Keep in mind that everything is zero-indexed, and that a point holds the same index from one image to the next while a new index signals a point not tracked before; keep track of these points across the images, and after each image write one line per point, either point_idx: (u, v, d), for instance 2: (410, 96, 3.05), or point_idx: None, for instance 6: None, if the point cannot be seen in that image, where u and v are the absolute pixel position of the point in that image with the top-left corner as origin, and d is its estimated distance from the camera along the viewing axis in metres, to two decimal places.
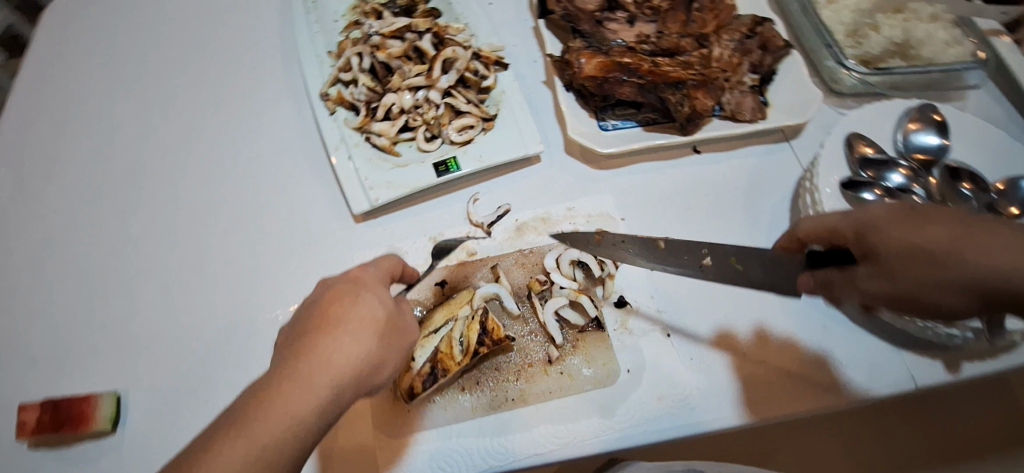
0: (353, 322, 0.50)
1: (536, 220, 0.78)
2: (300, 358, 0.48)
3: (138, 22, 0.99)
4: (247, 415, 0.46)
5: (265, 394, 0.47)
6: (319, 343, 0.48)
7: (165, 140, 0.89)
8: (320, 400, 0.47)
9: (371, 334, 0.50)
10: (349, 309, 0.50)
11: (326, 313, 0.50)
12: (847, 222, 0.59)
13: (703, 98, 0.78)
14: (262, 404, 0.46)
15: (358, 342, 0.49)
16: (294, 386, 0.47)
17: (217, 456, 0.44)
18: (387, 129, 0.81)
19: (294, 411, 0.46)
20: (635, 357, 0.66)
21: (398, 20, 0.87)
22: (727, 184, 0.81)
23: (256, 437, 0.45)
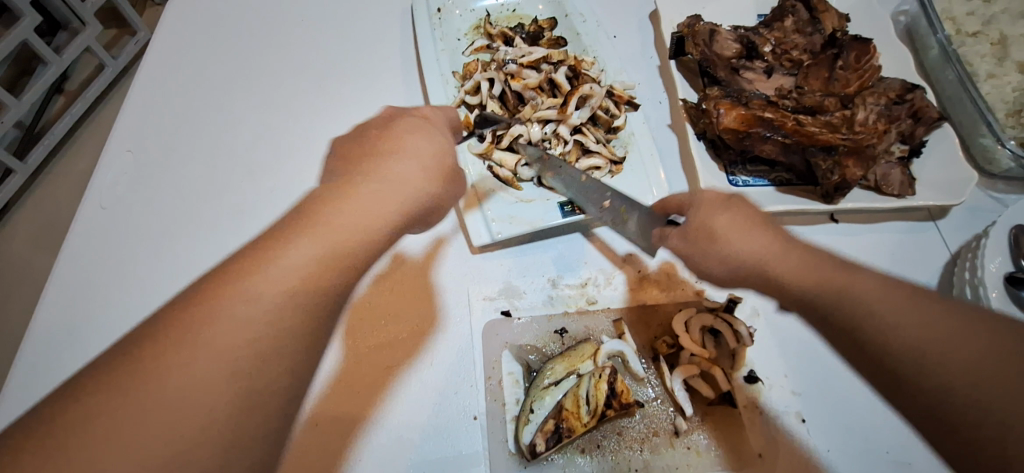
0: (405, 151, 0.60)
1: (661, 274, 0.73)
2: (350, 181, 0.57)
3: (259, 20, 0.99)
4: (282, 235, 0.52)
5: (302, 219, 0.53)
6: (366, 166, 0.59)
7: (281, 142, 0.88)
8: (332, 230, 0.53)
9: (418, 163, 0.60)
10: (410, 142, 0.61)
11: (382, 146, 0.60)
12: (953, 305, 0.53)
13: (853, 168, 0.73)
14: (292, 230, 0.52)
15: (404, 168, 0.59)
16: (331, 208, 0.54)
17: (257, 274, 0.49)
18: (509, 161, 0.78)
19: (329, 233, 0.53)
20: (768, 441, 0.62)
21: (535, 50, 0.84)
22: (868, 260, 0.75)
23: (286, 261, 0.50)
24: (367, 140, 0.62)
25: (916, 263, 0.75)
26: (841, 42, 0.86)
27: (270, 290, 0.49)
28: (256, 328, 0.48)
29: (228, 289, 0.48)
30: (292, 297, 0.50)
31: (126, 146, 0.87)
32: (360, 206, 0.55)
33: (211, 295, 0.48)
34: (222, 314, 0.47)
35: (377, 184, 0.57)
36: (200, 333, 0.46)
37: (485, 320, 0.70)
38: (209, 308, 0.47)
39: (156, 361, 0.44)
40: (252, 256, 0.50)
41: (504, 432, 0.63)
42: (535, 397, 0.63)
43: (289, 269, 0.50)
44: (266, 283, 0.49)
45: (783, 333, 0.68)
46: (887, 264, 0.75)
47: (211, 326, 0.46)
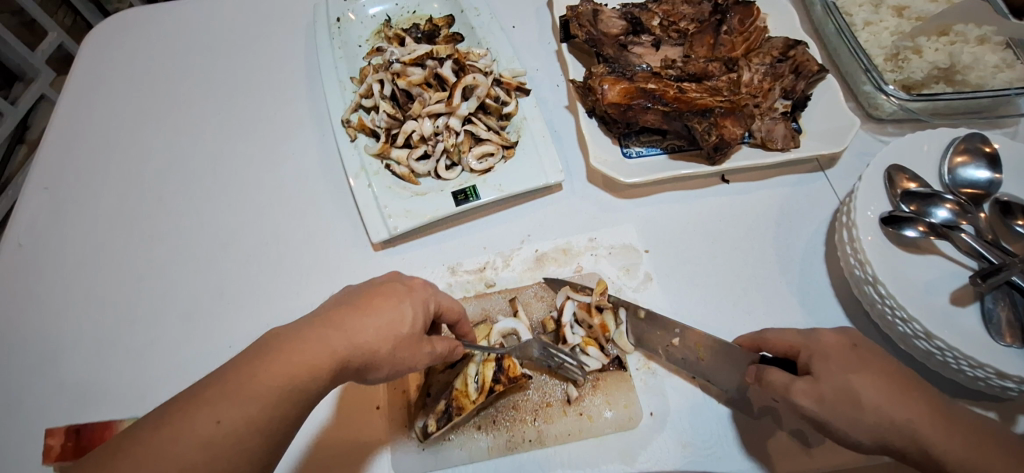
0: (387, 315, 0.52)
1: (559, 250, 0.76)
2: (354, 313, 0.52)
3: (169, 49, 1.02)
4: (249, 370, 0.48)
5: (299, 336, 0.50)
6: (350, 319, 0.52)
7: (193, 165, 0.90)
8: (308, 369, 0.49)
9: (391, 339, 0.52)
10: (395, 307, 0.53)
11: (369, 307, 0.53)
12: (801, 344, 0.57)
13: (731, 127, 0.74)
14: (260, 362, 0.49)
15: (376, 332, 0.51)
16: (297, 354, 0.49)
17: (242, 389, 0.47)
18: (405, 157, 0.80)
19: (285, 385, 0.48)
20: (659, 400, 0.64)
21: (419, 47, 0.87)
22: (760, 214, 0.77)
23: (242, 399, 0.47)
24: (365, 291, 0.55)
25: (807, 213, 0.76)
26: (723, 7, 0.87)
27: (230, 418, 0.46)
28: (225, 455, 0.46)
29: (187, 416, 0.46)
30: (244, 435, 0.46)
31: (44, 184, 0.90)
32: (328, 353, 0.50)
33: (176, 418, 0.46)
34: (180, 438, 0.45)
35: (349, 341, 0.51)
36: (153, 452, 0.45)
37: None
38: (197, 417, 0.46)
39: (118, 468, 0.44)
40: (230, 375, 0.48)
41: (403, 419, 0.64)
42: (431, 380, 0.65)
43: (245, 404, 0.47)
44: (223, 415, 0.46)
45: (675, 295, 0.71)
46: (778, 217, 0.76)
47: (218, 425, 0.46)
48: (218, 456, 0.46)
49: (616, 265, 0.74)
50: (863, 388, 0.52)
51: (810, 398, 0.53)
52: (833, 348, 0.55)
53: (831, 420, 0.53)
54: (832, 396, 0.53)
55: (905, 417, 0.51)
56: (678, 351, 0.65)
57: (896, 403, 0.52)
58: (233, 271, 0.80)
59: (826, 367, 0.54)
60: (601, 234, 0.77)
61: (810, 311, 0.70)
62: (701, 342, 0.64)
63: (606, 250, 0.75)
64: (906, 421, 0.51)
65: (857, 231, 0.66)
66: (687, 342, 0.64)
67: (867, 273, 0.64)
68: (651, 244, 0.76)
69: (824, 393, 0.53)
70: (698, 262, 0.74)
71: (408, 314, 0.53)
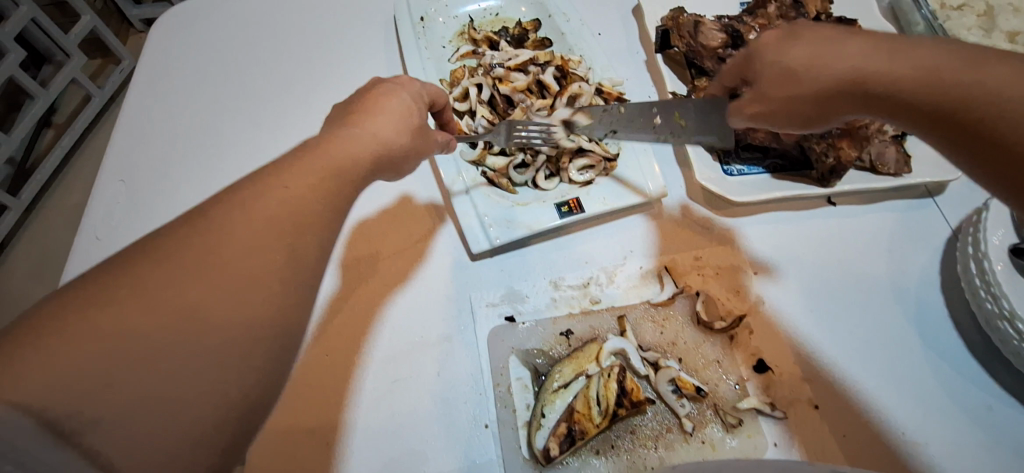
0: (389, 107, 0.51)
1: (665, 267, 0.74)
2: (355, 113, 0.50)
3: (242, 40, 0.99)
4: (296, 155, 0.44)
5: (311, 140, 0.46)
6: (357, 118, 0.49)
7: (272, 161, 0.87)
8: (355, 154, 0.46)
9: (404, 127, 0.51)
10: (389, 105, 0.52)
11: (367, 106, 0.51)
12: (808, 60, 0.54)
13: (848, 149, 0.72)
14: (297, 158, 0.44)
15: (385, 124, 0.50)
16: (339, 140, 0.46)
17: (252, 198, 0.39)
18: (503, 165, 0.78)
19: (336, 149, 0.45)
20: (782, 430, 0.62)
21: (520, 52, 0.84)
22: (870, 240, 0.75)
23: (298, 177, 0.42)
24: (355, 98, 0.53)
25: (920, 240, 0.74)
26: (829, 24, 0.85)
27: (293, 188, 0.41)
28: (269, 244, 0.39)
29: (186, 239, 0.36)
30: (297, 216, 0.40)
31: (119, 174, 0.87)
32: (365, 145, 0.47)
33: (183, 245, 0.36)
34: (232, 235, 0.37)
35: (373, 131, 0.48)
36: (171, 260, 0.35)
37: (491, 328, 0.69)
38: (194, 231, 0.37)
39: (85, 317, 0.32)
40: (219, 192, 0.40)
41: (517, 440, 0.62)
42: (545, 401, 0.63)
43: (295, 184, 0.41)
44: (259, 205, 0.39)
45: (789, 321, 0.69)
46: (889, 243, 0.74)
47: (246, 223, 0.38)
48: (257, 250, 0.38)
49: (725, 286, 0.72)
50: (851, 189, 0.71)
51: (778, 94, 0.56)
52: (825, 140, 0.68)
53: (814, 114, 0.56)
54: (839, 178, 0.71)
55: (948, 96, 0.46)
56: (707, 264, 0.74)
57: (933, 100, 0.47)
58: None
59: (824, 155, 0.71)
60: (706, 253, 0.75)
61: (928, 344, 0.67)
62: (676, 112, 0.68)
63: (713, 270, 0.73)
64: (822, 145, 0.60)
65: (989, 262, 0.64)
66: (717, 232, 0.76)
67: (1001, 307, 0.62)
68: (760, 267, 0.73)
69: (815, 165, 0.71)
70: (808, 286, 0.72)
71: (407, 95, 0.54)
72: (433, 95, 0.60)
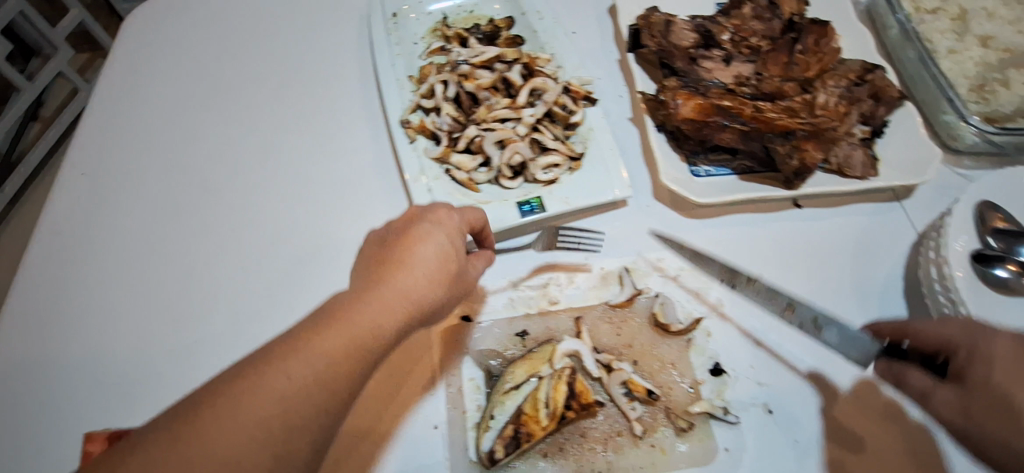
0: (419, 260, 0.56)
1: (625, 269, 0.73)
2: (383, 266, 0.56)
3: (215, 34, 0.98)
4: (331, 325, 0.51)
5: (346, 305, 0.53)
6: (388, 275, 0.55)
7: (238, 157, 0.87)
8: (370, 326, 0.52)
9: (427, 284, 0.55)
10: (418, 252, 0.56)
11: (399, 257, 0.56)
12: (960, 335, 0.54)
13: (813, 151, 0.72)
14: (335, 321, 0.52)
15: (417, 279, 0.55)
16: (370, 304, 0.53)
17: (310, 340, 0.49)
18: (467, 164, 0.77)
19: (347, 323, 0.51)
20: (735, 435, 0.61)
21: (486, 49, 0.84)
22: (834, 244, 0.74)
23: (317, 353, 0.49)
24: (394, 236, 0.58)
25: (886, 244, 0.73)
26: (799, 26, 0.85)
27: (301, 372, 0.48)
28: (300, 405, 0.47)
29: (277, 363, 0.48)
30: (322, 378, 0.49)
31: (83, 169, 0.86)
32: (389, 308, 0.53)
33: (260, 371, 0.47)
34: (269, 382, 0.47)
35: (399, 290, 0.54)
36: (223, 419, 0.45)
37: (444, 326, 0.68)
38: (272, 369, 0.48)
39: (178, 446, 0.44)
40: (321, 320, 0.52)
41: (465, 441, 0.61)
42: (495, 401, 0.62)
43: (315, 354, 0.49)
44: (305, 367, 0.48)
45: (750, 325, 0.68)
46: (854, 249, 0.73)
47: (290, 377, 0.47)
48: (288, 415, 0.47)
49: (686, 289, 0.71)
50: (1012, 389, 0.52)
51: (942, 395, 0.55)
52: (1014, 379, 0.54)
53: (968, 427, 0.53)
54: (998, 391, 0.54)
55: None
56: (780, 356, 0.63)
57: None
58: (279, 272, 0.77)
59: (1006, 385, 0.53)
60: (669, 255, 0.74)
61: None
62: None
63: (674, 272, 0.72)
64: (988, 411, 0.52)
65: (948, 268, 0.63)
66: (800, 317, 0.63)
67: (960, 314, 0.62)
68: (722, 269, 0.73)
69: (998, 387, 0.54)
70: (770, 290, 0.71)
71: (444, 239, 0.58)
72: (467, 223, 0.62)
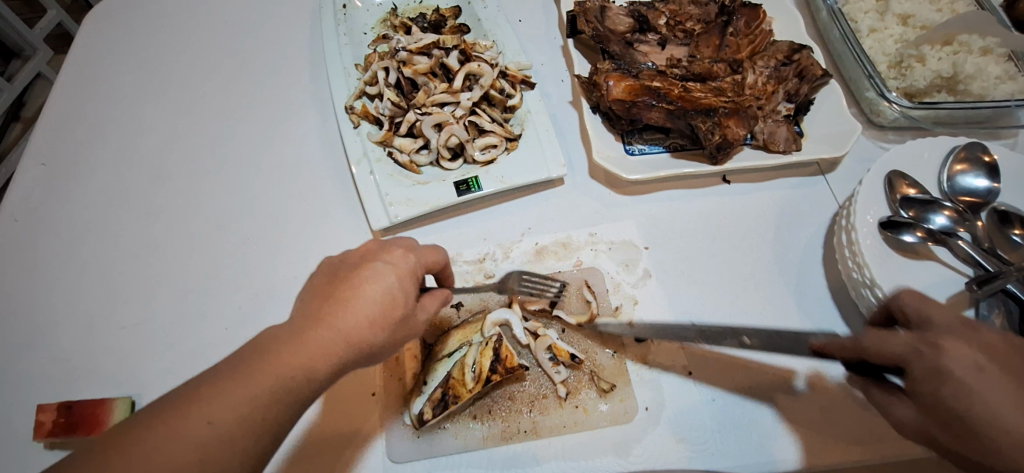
0: (363, 300, 0.50)
1: (559, 243, 0.76)
2: (328, 304, 0.50)
3: (172, 28, 1.01)
4: (262, 362, 0.48)
5: (277, 345, 0.49)
6: (328, 314, 0.50)
7: (190, 144, 0.89)
8: (290, 373, 0.48)
9: (364, 327, 0.50)
10: (365, 291, 0.50)
11: (341, 294, 0.51)
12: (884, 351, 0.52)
13: (734, 127, 0.74)
14: (265, 358, 0.48)
15: (358, 321, 0.49)
16: (305, 344, 0.49)
17: (234, 384, 0.47)
18: (407, 146, 0.80)
19: (280, 364, 0.48)
20: (655, 395, 0.65)
21: (425, 36, 0.87)
22: (758, 215, 0.77)
23: (244, 389, 0.47)
24: (347, 268, 0.53)
25: (806, 215, 0.77)
26: (730, 9, 0.87)
27: (223, 417, 0.46)
28: (212, 460, 0.45)
29: (209, 393, 0.47)
30: (240, 421, 0.46)
31: (40, 159, 0.89)
32: (328, 350, 0.49)
33: (197, 397, 0.47)
34: (186, 420, 0.46)
35: (338, 330, 0.49)
36: (141, 451, 0.44)
37: None
38: (189, 410, 0.46)
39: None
40: (245, 360, 0.49)
41: (399, 406, 0.65)
42: (428, 368, 0.66)
43: (238, 394, 0.47)
44: (230, 401, 0.46)
45: (674, 294, 0.71)
46: (777, 220, 0.77)
47: (212, 422, 0.46)
48: (203, 462, 0.45)
49: (615, 261, 0.74)
50: (974, 378, 0.46)
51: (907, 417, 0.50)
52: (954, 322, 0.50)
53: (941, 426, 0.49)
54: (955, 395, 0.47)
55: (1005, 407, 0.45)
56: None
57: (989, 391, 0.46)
58: (228, 254, 0.79)
59: (951, 377, 0.47)
60: (601, 229, 0.77)
61: (804, 314, 0.70)
62: None
63: (606, 246, 0.75)
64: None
65: (855, 234, 0.66)
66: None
67: (864, 277, 0.65)
68: (652, 241, 0.76)
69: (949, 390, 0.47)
70: (695, 260, 0.74)
71: (392, 278, 0.52)
72: (424, 262, 0.55)
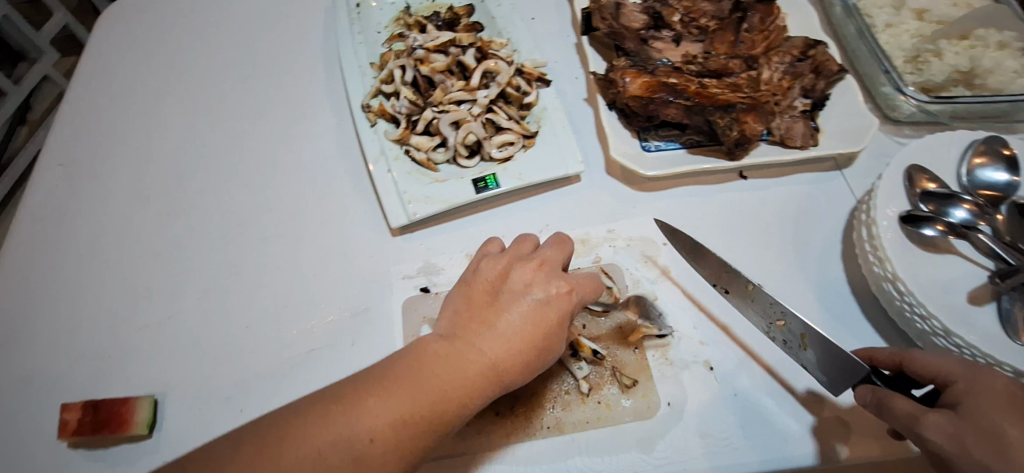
0: (498, 326, 0.51)
1: (578, 240, 0.76)
2: (480, 325, 0.51)
3: (186, 28, 1.01)
4: (397, 377, 0.49)
5: (417, 360, 0.50)
6: (476, 335, 0.51)
7: (207, 144, 0.90)
8: (465, 389, 0.49)
9: (508, 349, 0.50)
10: (514, 314, 0.52)
11: (485, 316, 0.52)
12: (960, 373, 0.51)
13: (752, 122, 0.75)
14: (415, 371, 0.49)
15: (499, 344, 0.50)
16: (439, 364, 0.49)
17: (364, 400, 0.48)
18: (425, 144, 0.80)
19: (448, 382, 0.49)
20: (677, 390, 0.65)
21: (442, 34, 0.88)
22: (776, 210, 0.78)
23: (388, 403, 0.47)
24: (476, 289, 0.54)
25: (824, 210, 0.77)
26: (744, 4, 0.85)
27: (381, 431, 0.47)
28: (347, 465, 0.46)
29: (346, 410, 0.47)
30: (402, 436, 0.47)
31: (58, 159, 0.90)
32: (475, 374, 0.49)
33: (329, 411, 0.47)
34: (314, 430, 0.47)
35: (485, 355, 0.50)
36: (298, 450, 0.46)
37: (405, 297, 0.73)
38: (312, 422, 0.47)
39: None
40: (383, 376, 0.49)
41: None
42: None
43: (392, 407, 0.47)
44: (367, 415, 0.47)
45: (695, 289, 0.71)
46: (795, 215, 0.77)
47: (368, 435, 0.46)
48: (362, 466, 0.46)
49: (634, 257, 0.74)
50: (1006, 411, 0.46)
51: (936, 429, 0.48)
52: (958, 368, 0.51)
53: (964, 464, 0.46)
54: (968, 434, 0.46)
55: None
56: (779, 333, 0.62)
57: None
58: (247, 252, 0.80)
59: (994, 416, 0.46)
60: (620, 225, 0.77)
61: (824, 309, 0.70)
62: None
63: (624, 242, 0.76)
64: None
65: (876, 228, 0.66)
66: (792, 329, 0.61)
67: (886, 271, 0.65)
68: None
69: (961, 432, 0.47)
70: None
71: (558, 312, 0.53)
72: (585, 298, 0.56)
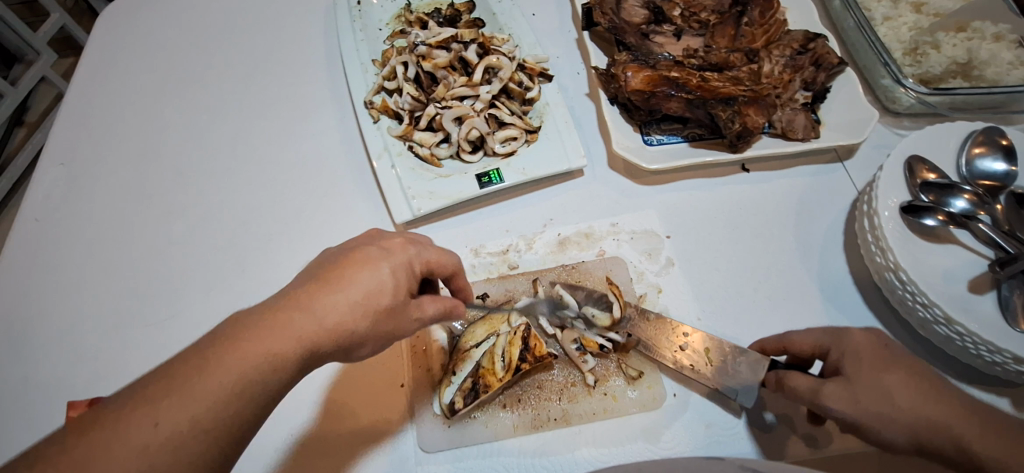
0: (338, 287, 0.48)
1: (581, 233, 0.77)
2: (316, 287, 0.49)
3: (186, 27, 1.01)
4: (203, 354, 0.45)
5: (239, 334, 0.46)
6: (312, 296, 0.48)
7: (209, 141, 0.90)
8: (285, 352, 0.46)
9: (339, 311, 0.48)
10: (352, 277, 0.49)
11: (328, 278, 0.49)
12: (830, 340, 0.57)
13: (754, 115, 0.75)
14: (235, 342, 0.46)
15: (333, 303, 0.48)
16: (265, 333, 0.46)
17: (174, 381, 0.43)
18: (428, 140, 0.80)
19: (256, 353, 0.45)
20: (681, 382, 0.65)
21: (443, 30, 0.88)
22: (779, 203, 0.78)
23: (202, 378, 0.44)
24: (333, 259, 0.52)
25: (826, 202, 0.78)
26: None
27: (172, 418, 0.42)
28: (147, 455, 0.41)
29: (154, 396, 0.43)
30: (193, 422, 0.43)
31: (59, 159, 0.90)
32: (301, 333, 0.46)
33: (124, 402, 0.43)
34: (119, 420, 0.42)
35: (318, 314, 0.47)
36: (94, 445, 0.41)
37: None
38: (116, 418, 0.42)
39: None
40: (195, 354, 0.45)
41: (426, 396, 0.65)
42: (457, 360, 0.66)
43: (200, 387, 0.43)
44: (187, 392, 0.43)
45: (696, 280, 0.72)
46: (797, 207, 0.78)
47: (158, 425, 0.42)
48: (149, 457, 0.41)
49: (638, 250, 0.75)
50: (876, 366, 0.54)
51: (839, 400, 0.53)
52: (825, 338, 0.58)
53: (868, 420, 0.53)
54: (860, 395, 0.53)
55: (936, 414, 0.51)
56: (687, 356, 0.63)
57: (922, 398, 0.52)
58: (251, 249, 0.80)
59: (863, 372, 0.54)
60: (623, 219, 0.77)
61: (828, 298, 0.71)
62: None
63: (628, 235, 0.76)
64: (947, 424, 0.51)
65: (877, 218, 0.67)
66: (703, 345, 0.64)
67: (888, 260, 0.65)
68: (673, 230, 0.76)
69: (856, 394, 0.53)
70: (721, 247, 0.75)
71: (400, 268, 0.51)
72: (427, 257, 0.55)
